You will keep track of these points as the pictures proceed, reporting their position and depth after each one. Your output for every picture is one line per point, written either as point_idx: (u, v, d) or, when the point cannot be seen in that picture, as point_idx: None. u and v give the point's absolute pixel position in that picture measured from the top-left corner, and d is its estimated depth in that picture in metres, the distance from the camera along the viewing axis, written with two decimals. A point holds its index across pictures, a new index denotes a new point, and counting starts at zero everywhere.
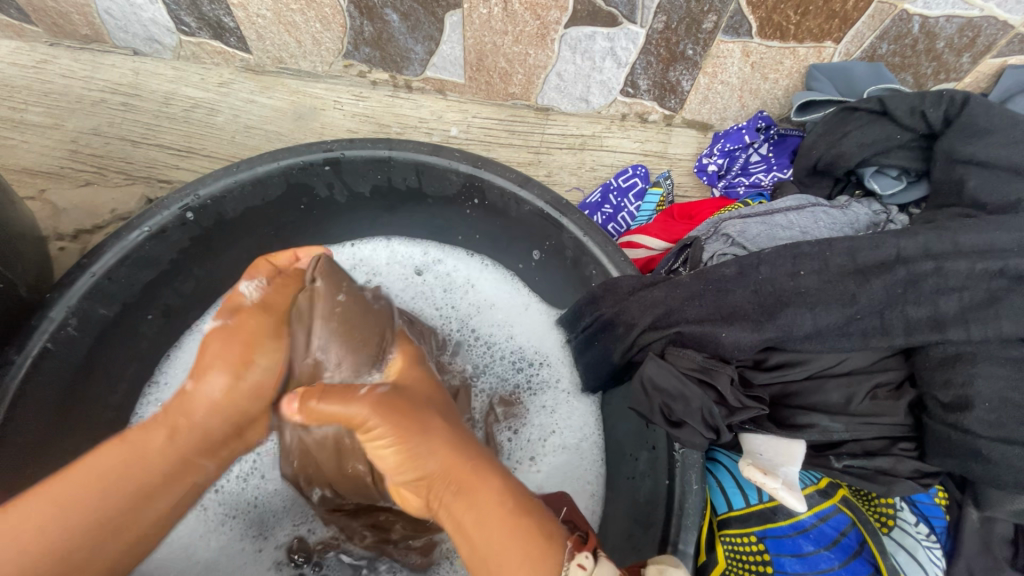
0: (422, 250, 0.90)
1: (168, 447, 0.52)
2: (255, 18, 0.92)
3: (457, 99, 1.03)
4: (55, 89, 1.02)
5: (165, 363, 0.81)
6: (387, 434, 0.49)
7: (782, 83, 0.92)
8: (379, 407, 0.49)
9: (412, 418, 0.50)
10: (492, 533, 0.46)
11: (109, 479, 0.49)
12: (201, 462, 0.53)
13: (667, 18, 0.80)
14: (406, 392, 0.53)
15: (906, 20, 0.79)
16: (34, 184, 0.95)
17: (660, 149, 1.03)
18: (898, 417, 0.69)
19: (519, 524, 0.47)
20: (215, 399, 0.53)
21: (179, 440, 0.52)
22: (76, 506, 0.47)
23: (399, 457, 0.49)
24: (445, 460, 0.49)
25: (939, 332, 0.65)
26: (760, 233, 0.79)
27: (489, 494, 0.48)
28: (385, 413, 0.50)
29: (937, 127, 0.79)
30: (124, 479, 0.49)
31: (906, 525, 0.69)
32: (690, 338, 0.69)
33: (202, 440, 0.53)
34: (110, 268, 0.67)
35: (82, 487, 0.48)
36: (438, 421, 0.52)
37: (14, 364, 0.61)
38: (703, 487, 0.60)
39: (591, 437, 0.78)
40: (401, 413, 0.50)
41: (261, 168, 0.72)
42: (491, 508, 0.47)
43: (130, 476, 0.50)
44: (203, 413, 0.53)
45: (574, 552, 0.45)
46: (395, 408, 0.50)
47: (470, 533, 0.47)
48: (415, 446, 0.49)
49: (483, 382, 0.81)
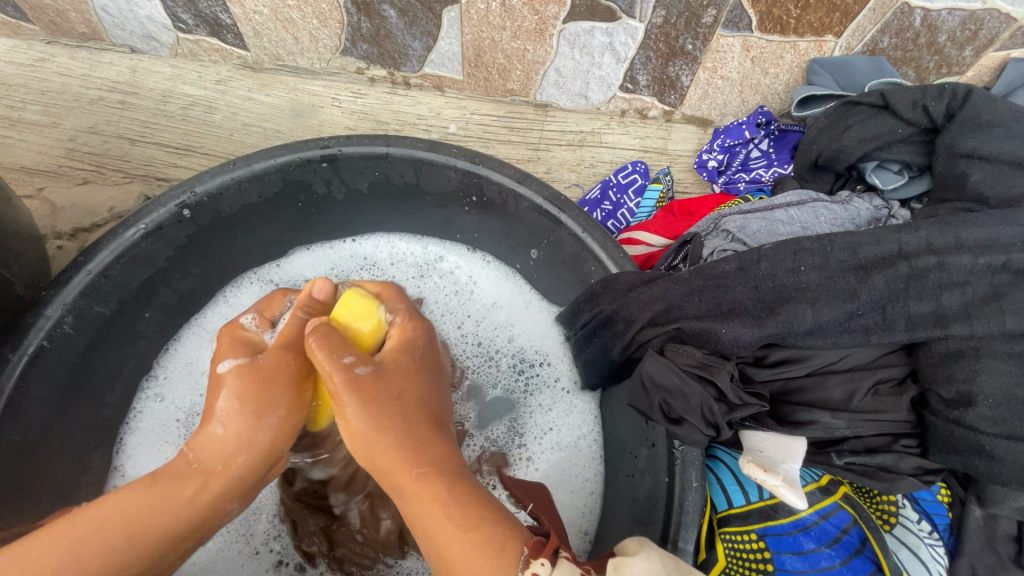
0: (423, 247, 0.89)
1: (198, 495, 0.51)
2: (252, 15, 0.92)
3: (455, 95, 1.02)
4: (53, 87, 1.01)
5: (164, 357, 0.80)
6: (348, 416, 0.51)
7: (782, 78, 0.91)
8: (347, 390, 0.51)
9: (373, 406, 0.51)
10: (435, 538, 0.46)
11: (134, 526, 0.48)
12: (229, 503, 0.53)
13: (666, 13, 0.79)
14: (387, 373, 0.54)
15: (908, 14, 0.78)
16: (32, 183, 0.95)
17: (660, 145, 1.02)
18: (899, 413, 0.68)
19: (467, 536, 0.45)
20: (256, 438, 0.52)
21: (212, 486, 0.51)
22: (97, 552, 0.46)
23: (368, 440, 0.50)
24: (393, 460, 0.49)
25: (941, 328, 0.64)
26: (760, 229, 0.79)
27: (433, 501, 0.47)
28: (356, 397, 0.51)
29: (939, 122, 0.78)
30: (153, 525, 0.48)
31: (908, 522, 0.68)
32: (690, 334, 0.68)
33: (234, 485, 0.52)
34: (107, 266, 0.67)
35: (108, 529, 0.47)
36: (395, 417, 0.51)
37: (9, 362, 0.61)
38: (703, 484, 0.60)
39: (592, 434, 0.78)
40: (372, 399, 0.51)
41: (257, 165, 0.72)
42: (433, 516, 0.46)
43: (157, 523, 0.48)
44: (241, 455, 0.52)
45: (529, 560, 0.43)
46: (364, 393, 0.51)
47: (421, 532, 0.47)
48: (377, 432, 0.50)
49: (493, 432, 0.78)
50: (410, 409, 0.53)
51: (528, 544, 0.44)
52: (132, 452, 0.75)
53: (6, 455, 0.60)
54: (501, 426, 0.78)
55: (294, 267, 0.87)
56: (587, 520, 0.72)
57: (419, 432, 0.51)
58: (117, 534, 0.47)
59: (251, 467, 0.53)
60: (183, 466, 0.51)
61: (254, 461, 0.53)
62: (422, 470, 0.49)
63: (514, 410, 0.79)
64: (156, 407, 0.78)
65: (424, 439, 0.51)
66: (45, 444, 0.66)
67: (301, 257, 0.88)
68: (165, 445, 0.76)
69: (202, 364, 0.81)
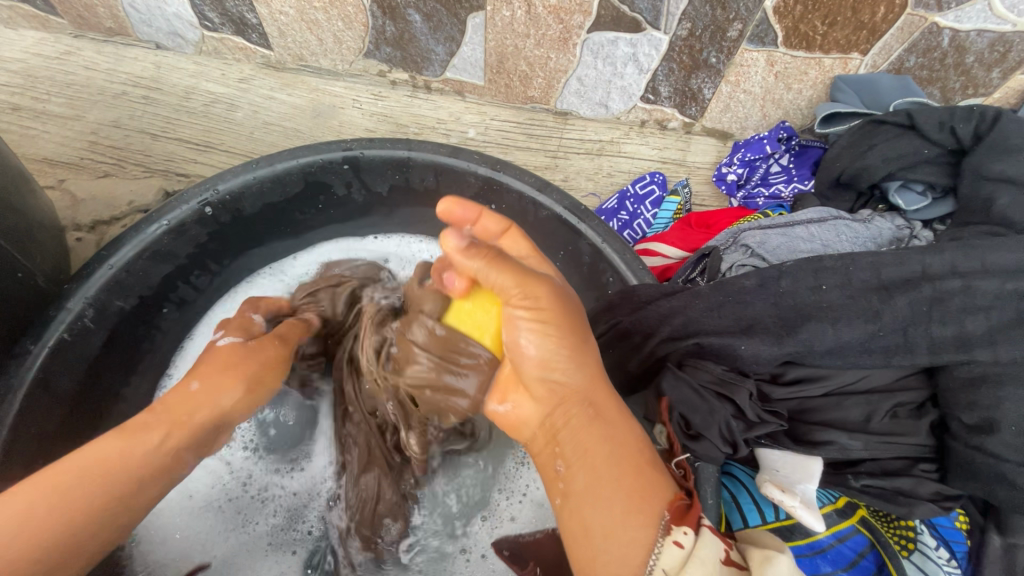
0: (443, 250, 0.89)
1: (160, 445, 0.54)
2: (278, 16, 0.93)
3: (476, 101, 1.02)
4: (77, 80, 1.02)
5: (177, 360, 0.80)
6: (536, 334, 0.50)
7: (805, 94, 0.91)
8: (536, 316, 0.50)
9: (564, 330, 0.50)
10: (603, 475, 0.48)
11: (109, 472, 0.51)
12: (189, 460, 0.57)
13: (691, 25, 0.79)
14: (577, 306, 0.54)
15: (936, 34, 0.78)
16: (54, 174, 0.96)
17: (678, 157, 1.02)
18: (919, 437, 0.67)
19: (637, 473, 0.48)
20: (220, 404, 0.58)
21: (178, 435, 0.55)
22: (74, 491, 0.49)
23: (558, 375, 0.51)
24: (586, 383, 0.51)
25: (965, 352, 0.64)
26: (780, 245, 0.78)
27: (620, 434, 0.51)
28: (552, 322, 0.50)
29: (967, 143, 0.77)
30: (114, 472, 0.51)
31: (927, 549, 0.67)
32: (710, 350, 0.68)
33: (193, 438, 0.57)
34: (128, 261, 0.67)
35: (76, 475, 0.49)
36: (588, 348, 0.52)
37: (30, 353, 0.62)
38: (718, 502, 0.59)
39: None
40: (568, 323, 0.51)
41: (280, 165, 0.72)
42: (613, 451, 0.49)
43: (120, 469, 0.51)
44: (204, 412, 0.57)
45: (670, 527, 0.45)
46: (555, 323, 0.50)
47: (601, 463, 0.49)
48: (581, 368, 0.51)
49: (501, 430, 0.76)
50: (589, 347, 0.52)
51: (670, 508, 0.46)
52: None
53: (24, 446, 0.61)
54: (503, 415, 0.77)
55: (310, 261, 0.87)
56: None
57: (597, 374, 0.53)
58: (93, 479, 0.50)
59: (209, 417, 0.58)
60: (145, 420, 0.55)
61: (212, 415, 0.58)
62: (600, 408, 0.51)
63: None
64: None
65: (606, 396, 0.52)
66: (65, 437, 0.66)
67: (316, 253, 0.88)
68: None
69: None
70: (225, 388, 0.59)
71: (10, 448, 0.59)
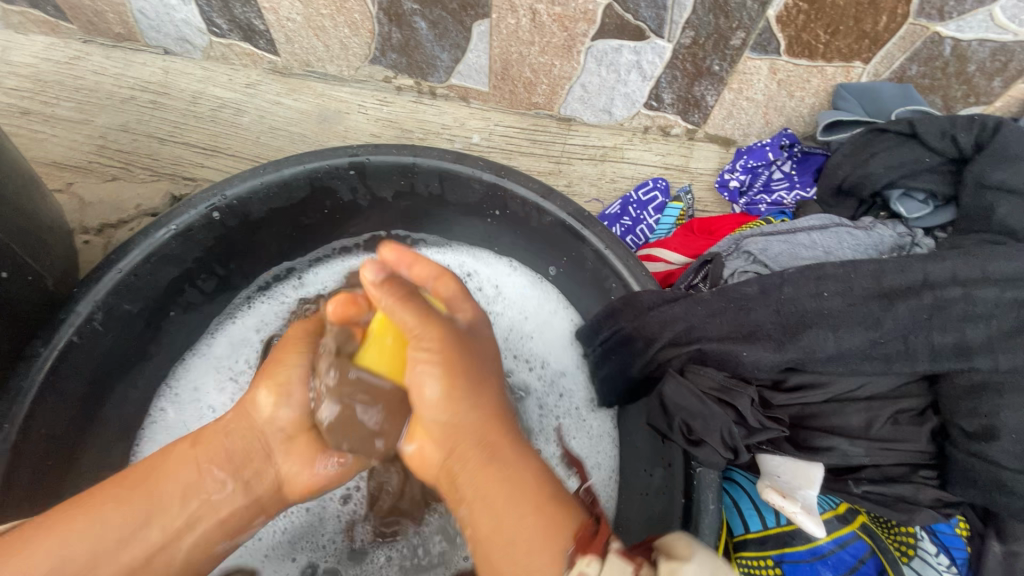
0: (456, 258, 0.89)
1: (185, 454, 0.58)
2: (285, 22, 0.94)
3: (480, 107, 1.03)
4: (86, 85, 1.04)
5: (177, 373, 0.80)
6: (434, 371, 0.52)
7: (808, 101, 0.91)
8: (434, 353, 0.52)
9: (457, 366, 0.53)
10: (505, 516, 0.48)
11: (141, 485, 0.56)
12: (218, 474, 0.58)
13: (695, 34, 0.80)
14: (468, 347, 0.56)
15: (938, 43, 0.79)
16: (62, 177, 0.97)
17: (681, 163, 1.02)
18: (920, 444, 0.68)
19: (540, 512, 0.48)
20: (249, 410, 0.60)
21: (199, 447, 0.58)
22: (109, 504, 0.54)
23: (450, 416, 0.52)
24: (480, 420, 0.53)
25: (965, 360, 0.64)
26: (782, 252, 0.79)
27: (517, 469, 0.51)
28: (450, 356, 0.53)
29: (967, 153, 0.78)
30: (143, 485, 0.56)
31: (927, 556, 0.68)
32: (711, 356, 0.68)
33: (218, 451, 0.58)
34: (137, 264, 0.68)
35: (108, 493, 0.55)
36: (486, 380, 0.55)
37: (40, 356, 0.62)
38: (719, 506, 0.59)
39: (603, 463, 0.77)
40: (461, 363, 0.53)
41: (287, 170, 0.73)
42: (510, 488, 0.50)
43: (148, 483, 0.56)
44: (229, 421, 0.60)
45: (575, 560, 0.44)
46: (452, 362, 0.53)
47: (501, 508, 0.49)
48: (462, 410, 0.53)
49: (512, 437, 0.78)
50: (484, 384, 0.54)
51: (574, 540, 0.46)
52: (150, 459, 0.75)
53: (32, 448, 0.62)
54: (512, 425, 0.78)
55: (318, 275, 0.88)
56: None
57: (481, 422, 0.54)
58: (121, 494, 0.55)
59: (237, 429, 0.60)
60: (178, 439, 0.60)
61: (239, 426, 0.60)
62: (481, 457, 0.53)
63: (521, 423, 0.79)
64: (172, 420, 0.78)
65: (502, 436, 0.53)
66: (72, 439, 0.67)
67: (324, 266, 0.89)
68: None
69: (210, 394, 0.80)
70: (253, 398, 0.60)
71: (18, 449, 0.60)
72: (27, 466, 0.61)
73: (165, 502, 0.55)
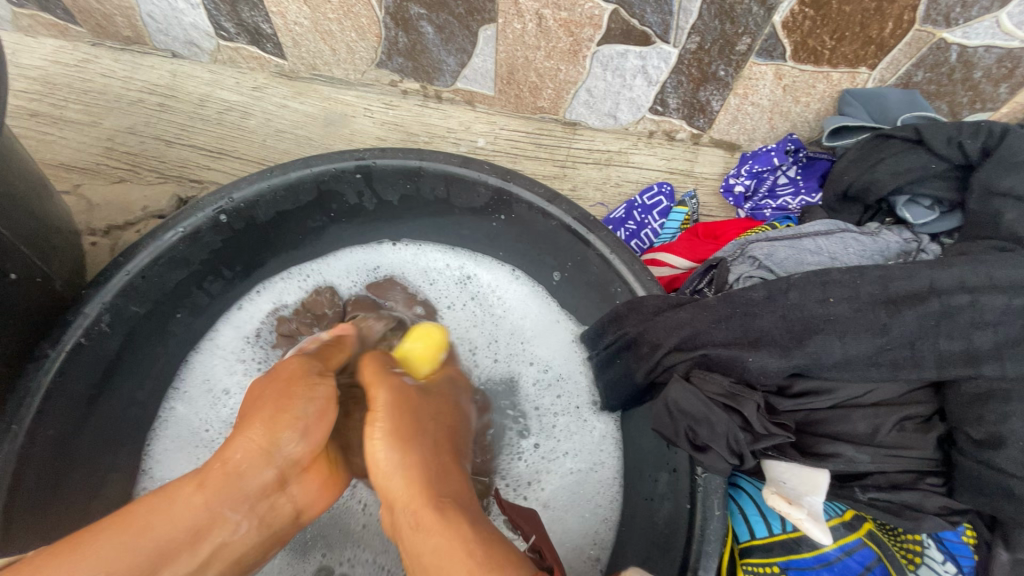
0: (458, 263, 0.90)
1: (197, 496, 0.47)
2: (292, 26, 0.95)
3: (486, 111, 1.04)
4: (95, 88, 1.04)
5: (183, 370, 0.81)
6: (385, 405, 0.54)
7: (813, 107, 0.91)
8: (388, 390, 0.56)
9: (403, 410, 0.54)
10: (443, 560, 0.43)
11: (138, 529, 0.45)
12: (231, 517, 0.48)
13: (700, 39, 0.80)
14: (423, 407, 0.57)
15: (944, 50, 0.79)
16: (70, 179, 0.98)
17: (686, 167, 1.03)
18: (926, 451, 0.68)
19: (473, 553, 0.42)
20: (262, 443, 0.50)
21: (209, 486, 0.48)
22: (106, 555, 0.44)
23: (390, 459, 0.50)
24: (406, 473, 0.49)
25: (972, 367, 0.64)
26: (787, 258, 0.79)
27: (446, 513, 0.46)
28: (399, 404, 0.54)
29: (975, 159, 0.78)
30: (139, 531, 0.45)
31: (933, 563, 0.68)
32: (716, 361, 0.68)
33: (234, 485, 0.48)
34: (144, 267, 0.69)
35: (128, 528, 0.45)
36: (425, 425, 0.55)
37: (48, 357, 0.63)
38: (724, 513, 0.60)
39: (607, 460, 0.78)
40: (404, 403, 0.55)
41: (294, 173, 0.73)
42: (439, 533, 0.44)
43: (147, 535, 0.45)
44: (241, 453, 0.49)
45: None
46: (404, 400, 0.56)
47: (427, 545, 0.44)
48: (403, 463, 0.49)
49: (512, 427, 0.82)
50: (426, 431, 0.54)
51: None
52: (161, 457, 0.78)
53: (38, 449, 0.62)
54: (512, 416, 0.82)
55: (332, 272, 0.89)
56: (598, 545, 0.74)
57: (438, 500, 0.47)
58: (129, 534, 0.45)
59: (256, 471, 0.49)
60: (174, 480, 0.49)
61: (255, 458, 0.49)
62: (443, 505, 0.47)
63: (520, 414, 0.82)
64: (182, 415, 0.80)
65: (441, 465, 0.51)
66: (78, 439, 0.67)
67: (336, 257, 0.89)
68: (193, 451, 0.78)
69: (219, 381, 0.82)
70: (266, 428, 0.50)
71: (25, 452, 0.60)
72: (34, 468, 0.61)
73: (166, 549, 0.45)
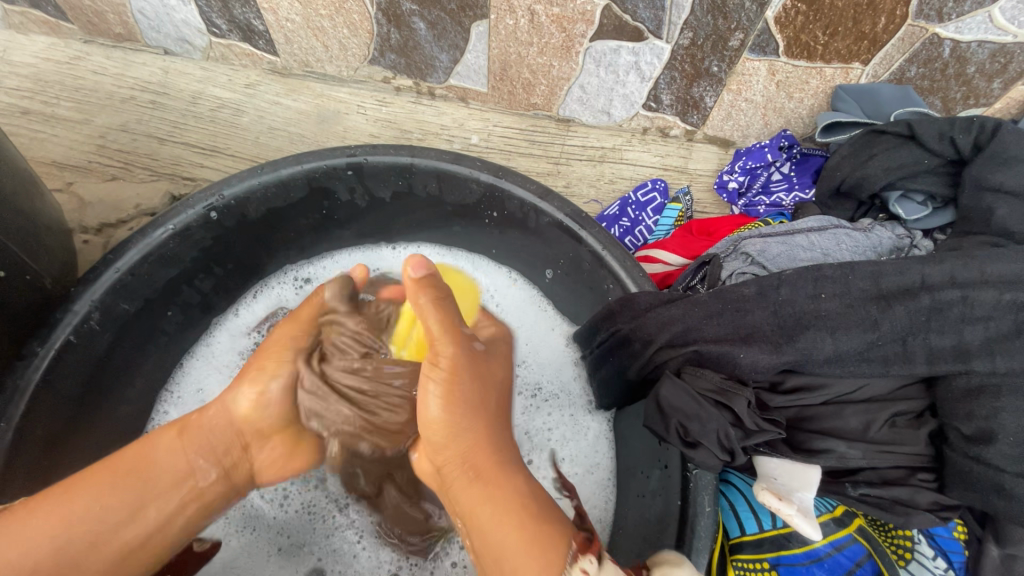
0: (458, 268, 0.90)
1: (176, 448, 0.59)
2: (284, 23, 0.94)
3: (479, 107, 1.03)
4: (86, 85, 1.04)
5: (178, 376, 0.81)
6: (446, 374, 0.56)
7: (807, 103, 0.91)
8: (457, 358, 0.57)
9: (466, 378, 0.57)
10: (502, 524, 0.51)
11: (125, 471, 0.56)
12: (204, 467, 0.59)
13: (693, 35, 0.80)
14: (480, 369, 0.59)
15: (937, 45, 0.78)
16: (62, 177, 0.97)
17: (680, 164, 1.02)
18: (918, 447, 0.68)
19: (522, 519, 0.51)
20: (234, 408, 0.61)
21: (187, 440, 0.59)
22: (94, 495, 0.54)
23: (447, 425, 0.55)
24: (461, 439, 0.55)
25: (963, 362, 0.64)
26: (780, 254, 0.78)
27: (498, 487, 0.53)
28: (464, 371, 0.57)
29: (966, 154, 0.78)
30: (130, 475, 0.56)
31: (923, 559, 0.68)
32: (707, 357, 0.68)
33: (207, 445, 0.60)
34: (134, 264, 0.69)
35: (112, 472, 0.55)
36: (485, 389, 0.58)
37: (37, 355, 0.63)
38: (715, 509, 0.60)
39: (603, 462, 0.78)
40: (461, 374, 0.57)
41: (284, 171, 0.73)
42: (496, 497, 0.52)
43: (135, 477, 0.56)
44: (215, 417, 0.61)
45: (579, 556, 0.49)
46: (465, 367, 0.57)
47: (481, 512, 0.52)
48: (456, 423, 0.55)
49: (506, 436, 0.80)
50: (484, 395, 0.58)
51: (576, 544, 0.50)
52: None
53: (28, 448, 0.62)
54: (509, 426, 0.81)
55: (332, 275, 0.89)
56: None
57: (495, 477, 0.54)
58: (114, 479, 0.55)
59: (226, 432, 0.61)
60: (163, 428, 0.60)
61: (227, 423, 0.61)
62: (489, 467, 0.54)
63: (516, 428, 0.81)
64: (175, 420, 0.79)
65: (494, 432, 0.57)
66: (68, 437, 0.67)
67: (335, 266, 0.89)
68: None
69: (213, 390, 0.81)
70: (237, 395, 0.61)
71: (14, 449, 0.60)
72: (23, 466, 0.61)
73: (149, 492, 0.56)
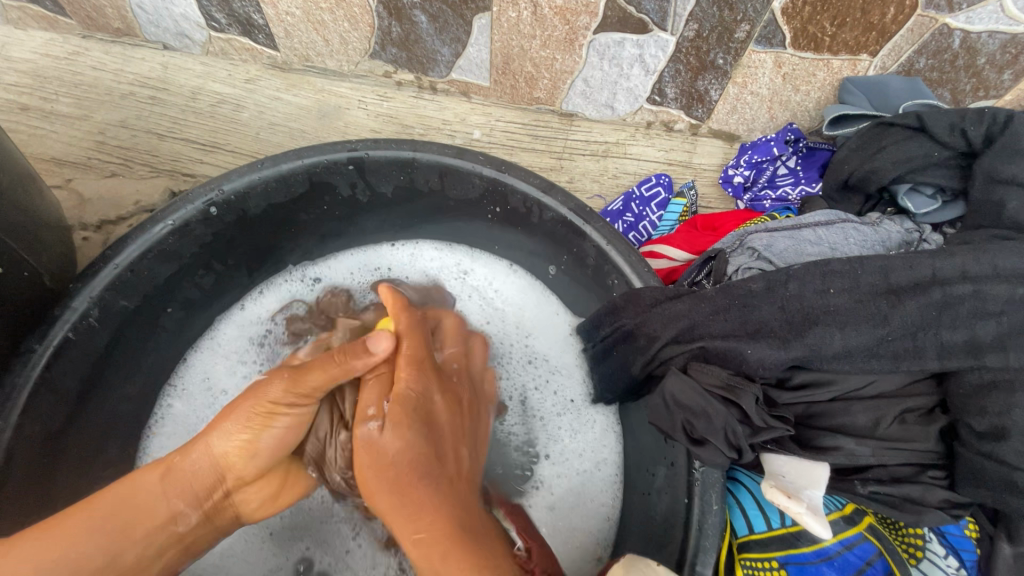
0: (456, 261, 0.89)
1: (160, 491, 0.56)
2: (284, 16, 0.93)
3: (481, 102, 1.02)
4: (85, 81, 1.03)
5: (182, 369, 0.81)
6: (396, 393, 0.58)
7: (813, 96, 0.90)
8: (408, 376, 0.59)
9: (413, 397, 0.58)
10: (439, 543, 0.50)
11: (107, 516, 0.53)
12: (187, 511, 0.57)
13: (699, 26, 0.79)
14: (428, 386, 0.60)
15: (947, 35, 0.77)
16: (61, 173, 0.96)
17: (684, 158, 1.01)
18: (928, 444, 0.67)
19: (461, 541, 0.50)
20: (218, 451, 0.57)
21: (171, 483, 0.56)
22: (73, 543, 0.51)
23: (391, 442, 0.55)
24: (401, 453, 0.55)
25: (974, 358, 0.63)
26: (787, 249, 0.77)
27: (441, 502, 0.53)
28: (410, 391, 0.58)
29: (977, 146, 0.77)
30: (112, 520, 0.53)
31: (935, 558, 0.67)
32: (714, 354, 0.67)
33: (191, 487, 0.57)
34: (134, 260, 0.68)
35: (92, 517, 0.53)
36: (435, 406, 0.59)
37: (35, 352, 0.62)
38: (723, 508, 0.59)
39: (611, 457, 0.77)
40: (405, 394, 0.58)
41: (285, 165, 0.72)
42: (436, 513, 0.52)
43: (116, 523, 0.53)
44: (199, 459, 0.57)
45: None
46: (411, 388, 0.58)
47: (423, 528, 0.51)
48: (398, 439, 0.55)
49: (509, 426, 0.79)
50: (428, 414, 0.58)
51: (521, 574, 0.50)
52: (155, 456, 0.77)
53: (25, 447, 0.61)
54: (512, 416, 0.80)
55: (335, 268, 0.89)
56: (600, 546, 0.72)
57: (427, 500, 0.53)
58: (94, 523, 0.53)
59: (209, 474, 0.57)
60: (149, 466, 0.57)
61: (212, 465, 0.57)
62: (435, 484, 0.54)
63: (519, 418, 0.80)
64: (179, 412, 0.79)
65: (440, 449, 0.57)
66: (65, 436, 0.66)
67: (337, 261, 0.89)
68: None
69: (218, 381, 0.81)
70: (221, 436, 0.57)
71: (13, 447, 0.59)
72: (20, 465, 0.61)
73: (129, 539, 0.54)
